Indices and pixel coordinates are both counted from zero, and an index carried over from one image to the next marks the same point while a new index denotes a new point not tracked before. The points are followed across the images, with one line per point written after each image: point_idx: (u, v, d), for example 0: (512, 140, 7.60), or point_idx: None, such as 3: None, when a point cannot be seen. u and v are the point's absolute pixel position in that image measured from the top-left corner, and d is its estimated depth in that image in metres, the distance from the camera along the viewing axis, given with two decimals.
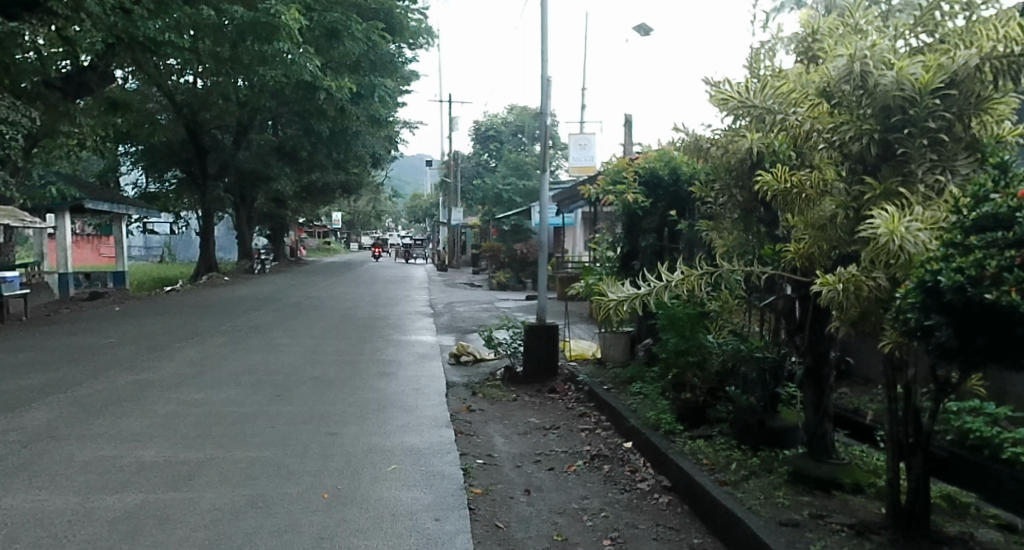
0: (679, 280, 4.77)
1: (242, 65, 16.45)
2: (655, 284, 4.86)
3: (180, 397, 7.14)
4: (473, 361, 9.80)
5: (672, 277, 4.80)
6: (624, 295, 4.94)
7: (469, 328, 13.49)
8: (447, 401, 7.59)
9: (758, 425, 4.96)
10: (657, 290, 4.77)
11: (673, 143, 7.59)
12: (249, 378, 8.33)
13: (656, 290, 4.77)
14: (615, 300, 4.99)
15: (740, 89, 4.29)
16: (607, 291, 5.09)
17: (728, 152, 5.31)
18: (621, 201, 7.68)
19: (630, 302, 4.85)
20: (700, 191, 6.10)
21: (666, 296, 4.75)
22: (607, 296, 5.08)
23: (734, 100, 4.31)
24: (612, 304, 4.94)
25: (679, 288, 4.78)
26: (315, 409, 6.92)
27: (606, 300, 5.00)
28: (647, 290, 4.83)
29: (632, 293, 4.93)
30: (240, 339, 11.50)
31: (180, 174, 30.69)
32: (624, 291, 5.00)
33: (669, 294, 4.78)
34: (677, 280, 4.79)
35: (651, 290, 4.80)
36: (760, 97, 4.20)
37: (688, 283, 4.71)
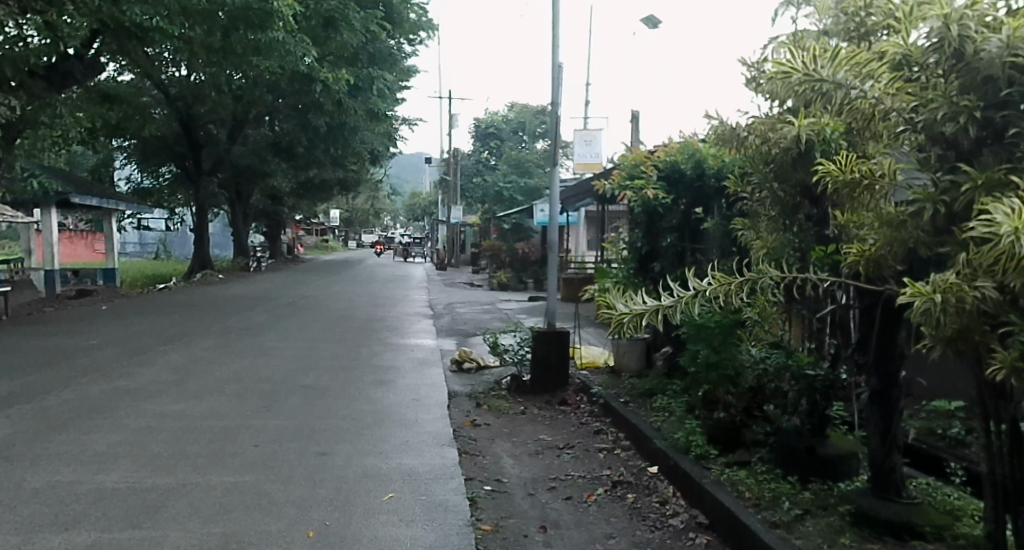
0: (711, 286, 3.91)
1: (235, 55, 15.83)
2: (678, 295, 4.01)
3: (156, 409, 6.49)
4: (476, 368, 9.19)
5: (699, 284, 3.97)
6: (638, 308, 4.09)
7: (471, 331, 12.89)
8: (450, 414, 6.96)
9: (807, 454, 4.34)
10: (689, 296, 3.90)
11: (697, 135, 6.99)
12: (236, 386, 7.71)
13: (682, 301, 3.94)
14: (628, 314, 4.15)
15: (804, 59, 3.57)
16: (616, 302, 4.27)
17: (769, 140, 4.67)
18: (638, 196, 7.05)
19: (645, 317, 3.99)
20: (734, 184, 5.46)
21: (693, 308, 3.90)
22: (617, 308, 4.26)
23: (797, 73, 3.57)
24: (625, 320, 4.06)
25: (712, 293, 3.92)
26: (305, 424, 6.29)
27: (617, 313, 4.16)
28: (669, 301, 3.98)
29: (651, 303, 4.07)
30: (229, 342, 10.84)
31: (174, 169, 30.02)
32: (638, 304, 4.17)
33: (697, 306, 3.94)
34: (705, 285, 3.95)
35: (677, 300, 3.94)
36: (829, 69, 3.48)
37: (726, 287, 3.85)
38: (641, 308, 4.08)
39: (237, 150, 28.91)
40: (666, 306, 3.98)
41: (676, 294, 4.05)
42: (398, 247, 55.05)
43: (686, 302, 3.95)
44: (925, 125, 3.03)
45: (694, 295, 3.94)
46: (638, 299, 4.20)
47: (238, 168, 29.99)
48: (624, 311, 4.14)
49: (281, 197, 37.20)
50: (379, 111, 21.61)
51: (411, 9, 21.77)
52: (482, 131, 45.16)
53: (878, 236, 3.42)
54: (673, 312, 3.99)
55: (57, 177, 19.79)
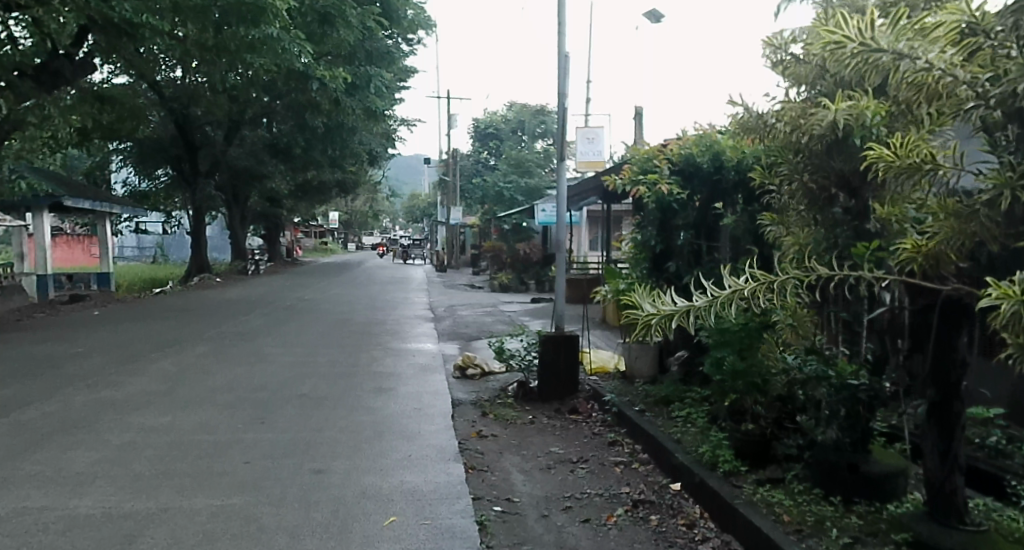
0: (755, 280, 3.38)
1: (227, 52, 15.41)
2: (712, 295, 3.52)
3: (141, 423, 6.08)
4: (481, 375, 8.76)
5: (736, 281, 3.45)
6: (667, 309, 3.65)
7: (475, 334, 12.54)
8: (455, 424, 6.58)
9: (848, 471, 3.95)
10: (729, 294, 3.40)
11: (714, 127, 6.59)
12: (227, 396, 7.29)
13: (718, 302, 3.46)
14: (656, 315, 3.68)
15: (858, 24, 2.99)
16: (642, 302, 3.81)
17: (802, 126, 4.26)
18: (653, 193, 6.65)
19: (674, 319, 3.54)
20: (760, 174, 5.04)
21: (737, 307, 3.39)
22: (642, 308, 3.81)
23: (850, 43, 3.00)
24: (653, 323, 3.60)
25: (754, 288, 3.39)
26: (301, 438, 5.89)
27: (644, 315, 3.70)
28: (703, 301, 3.50)
29: (682, 304, 3.61)
30: (223, 349, 10.41)
31: (170, 171, 29.64)
32: (667, 304, 3.71)
33: (735, 308, 3.46)
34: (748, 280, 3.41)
35: (711, 300, 3.47)
36: (888, 37, 2.91)
37: (769, 281, 3.35)
38: (670, 309, 3.61)
39: (234, 152, 28.55)
40: (699, 308, 3.52)
41: (709, 293, 3.57)
42: (398, 249, 54.72)
43: (723, 302, 3.46)
44: (1002, 101, 2.55)
45: (731, 295, 3.45)
46: (668, 299, 3.74)
47: (235, 169, 29.59)
48: (651, 312, 3.68)
49: (279, 199, 36.84)
50: (377, 110, 21.23)
51: (409, 7, 21.39)
52: (481, 131, 44.76)
53: (936, 229, 3.03)
54: (707, 314, 3.52)
55: (47, 178, 19.30)
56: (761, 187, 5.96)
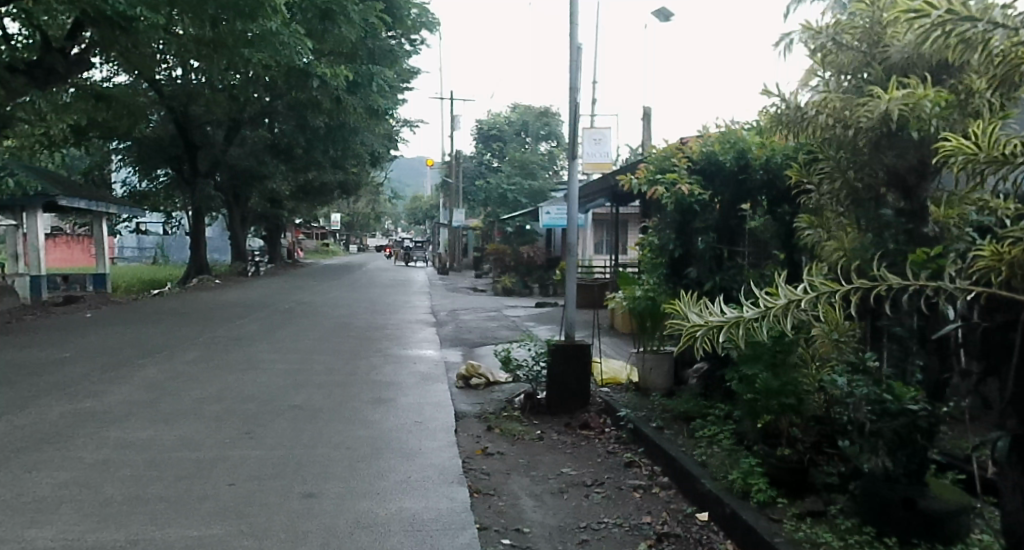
0: (819, 283, 2.90)
1: (225, 48, 14.98)
2: (765, 305, 3.08)
3: (120, 437, 5.65)
4: (485, 385, 8.31)
5: (794, 289, 3.00)
6: (716, 319, 3.21)
7: (478, 340, 12.08)
8: (458, 440, 6.14)
9: (902, 507, 3.46)
10: (787, 302, 2.96)
11: (738, 124, 6.13)
12: (215, 407, 6.85)
13: (771, 313, 3.00)
14: (703, 326, 3.27)
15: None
16: (689, 311, 3.41)
17: (851, 117, 3.84)
18: (671, 193, 6.22)
19: (723, 331, 3.12)
20: (795, 173, 4.60)
21: (800, 318, 2.94)
22: (689, 317, 3.41)
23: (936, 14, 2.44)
24: (699, 335, 3.19)
25: (818, 296, 2.92)
26: (292, 456, 5.44)
27: (688, 326, 3.30)
28: (755, 312, 3.07)
29: (731, 314, 3.18)
30: (215, 355, 9.96)
31: (169, 171, 29.22)
32: (715, 314, 3.31)
33: (791, 320, 3.02)
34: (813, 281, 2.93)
35: (764, 310, 3.03)
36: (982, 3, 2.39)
37: (834, 289, 2.89)
38: (716, 319, 3.19)
39: (234, 152, 28.13)
40: (750, 319, 3.08)
41: (761, 302, 3.14)
42: (401, 250, 54.18)
43: (779, 312, 3.02)
44: None
45: (787, 305, 3.01)
46: (716, 308, 3.32)
47: (235, 169, 29.19)
48: (698, 322, 3.27)
49: (281, 200, 36.40)
50: (379, 109, 20.75)
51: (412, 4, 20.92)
52: (485, 133, 44.28)
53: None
54: (758, 326, 3.08)
55: (43, 176, 18.91)
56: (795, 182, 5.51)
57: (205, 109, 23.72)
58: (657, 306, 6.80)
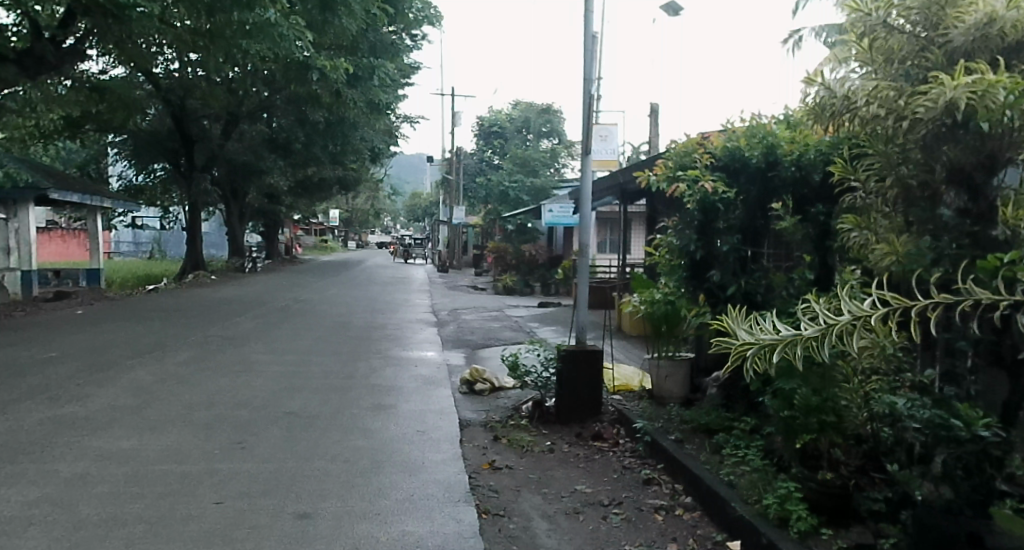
0: (891, 296, 2.79)
1: (222, 38, 14.60)
2: (825, 323, 3.01)
3: (101, 447, 5.26)
4: (490, 390, 7.92)
5: (860, 305, 2.92)
6: (768, 338, 3.17)
7: (481, 342, 11.68)
8: (464, 452, 5.77)
9: (968, 545, 3.00)
10: (847, 321, 2.88)
11: (766, 117, 5.76)
12: (205, 414, 6.46)
13: (833, 332, 2.94)
14: (754, 344, 3.23)
15: None
16: (738, 329, 3.39)
17: (907, 107, 3.46)
18: (693, 192, 5.85)
19: (777, 350, 3.08)
20: (839, 170, 4.19)
21: (863, 337, 2.86)
22: (738, 336, 3.38)
23: None
24: (752, 353, 3.16)
25: (888, 310, 2.83)
26: (285, 470, 5.05)
27: (739, 344, 3.28)
28: (814, 330, 3.00)
29: (787, 333, 3.13)
30: (208, 356, 9.56)
31: (166, 166, 28.78)
32: (766, 332, 3.27)
33: (856, 338, 2.95)
34: (883, 293, 2.82)
35: (826, 328, 2.97)
36: None
37: (907, 304, 2.80)
38: (770, 338, 3.15)
39: (232, 147, 27.69)
40: (810, 338, 3.02)
41: (821, 319, 3.08)
42: (400, 247, 53.68)
43: (842, 329, 2.95)
44: None
45: (851, 322, 2.93)
46: (768, 327, 3.30)
47: (233, 164, 28.74)
48: (748, 341, 3.25)
49: (279, 195, 35.93)
50: (380, 103, 20.28)
51: None
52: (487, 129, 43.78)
53: None
54: (819, 346, 3.02)
55: (35, 169, 18.46)
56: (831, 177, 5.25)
57: (202, 102, 23.26)
58: (676, 310, 6.51)
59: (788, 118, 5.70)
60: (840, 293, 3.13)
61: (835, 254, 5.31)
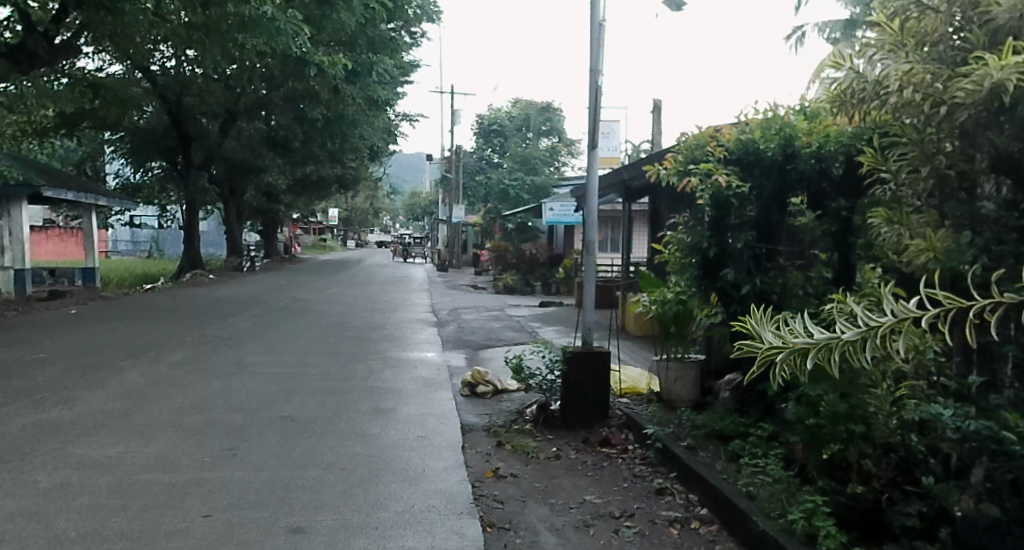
0: (942, 297, 2.54)
1: (218, 33, 14.32)
2: (865, 325, 2.76)
3: (85, 455, 5.00)
4: (493, 393, 7.67)
5: (906, 306, 2.68)
6: (799, 341, 2.92)
7: (482, 342, 11.41)
8: (467, 459, 5.52)
9: None
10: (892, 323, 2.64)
11: (782, 107, 5.50)
12: (196, 419, 6.20)
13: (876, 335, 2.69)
14: (783, 348, 2.98)
15: None
16: (763, 332, 3.13)
17: (947, 92, 3.19)
18: (706, 186, 5.57)
19: (813, 354, 2.83)
20: (869, 160, 3.91)
21: (908, 341, 2.61)
22: (764, 339, 3.12)
23: None
24: (782, 358, 2.90)
25: (939, 312, 2.57)
26: (279, 479, 4.80)
27: (766, 348, 3.02)
28: (853, 333, 2.76)
29: (822, 336, 2.88)
30: (202, 358, 9.29)
31: (163, 164, 28.49)
32: (796, 335, 3.01)
33: (901, 343, 2.69)
34: (933, 293, 2.55)
35: (867, 331, 2.72)
36: None
37: (964, 306, 2.53)
38: (802, 342, 2.89)
39: (230, 144, 27.41)
40: (849, 341, 2.77)
41: (862, 321, 2.82)
42: (399, 246, 53.37)
43: (885, 331, 2.71)
44: None
45: (896, 325, 2.67)
46: (797, 329, 3.04)
47: (231, 163, 28.43)
48: (776, 344, 3.00)
49: (277, 193, 35.62)
50: (379, 99, 20.01)
51: None
52: (486, 128, 43.50)
53: None
54: (858, 351, 2.77)
55: (29, 166, 18.18)
56: (853, 168, 5.01)
57: (199, 98, 22.97)
58: (688, 310, 6.26)
59: (806, 108, 5.43)
60: (880, 291, 2.87)
61: (856, 252, 5.14)
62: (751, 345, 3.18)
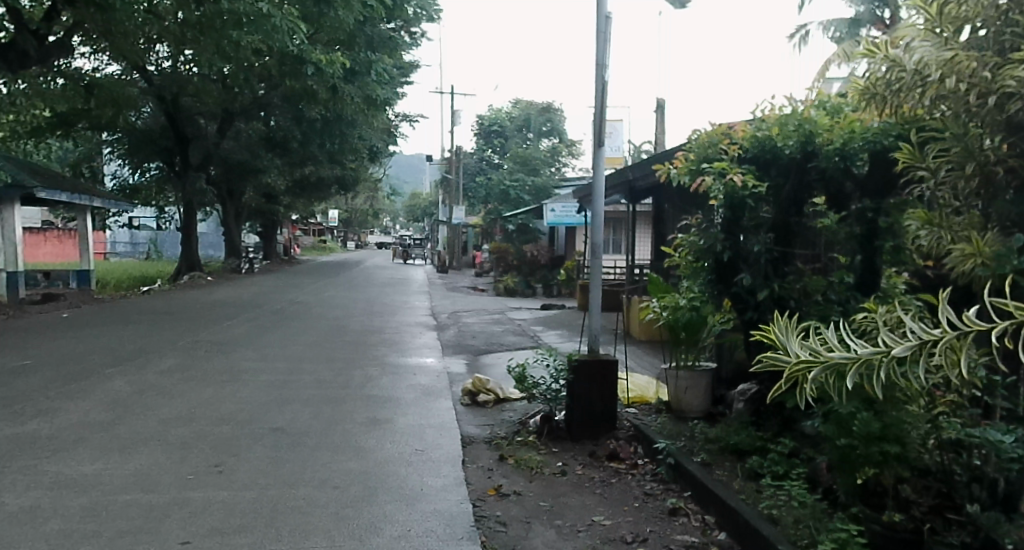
0: (1013, 307, 2.16)
1: (213, 30, 14.01)
2: (917, 338, 2.39)
3: (59, 474, 4.69)
4: (495, 402, 7.36)
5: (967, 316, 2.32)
6: (835, 356, 2.56)
7: (483, 347, 11.10)
8: (468, 475, 5.21)
9: None
10: (952, 335, 2.28)
11: (801, 102, 5.20)
12: (182, 431, 5.89)
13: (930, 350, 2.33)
14: (816, 364, 2.62)
15: None
16: (790, 345, 2.79)
17: (1002, 80, 2.91)
18: (720, 185, 5.22)
19: (852, 371, 2.48)
20: (904, 157, 3.60)
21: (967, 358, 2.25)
22: (792, 352, 2.77)
23: None
24: (815, 375, 2.56)
25: (1010, 325, 2.19)
26: (267, 499, 4.49)
27: (795, 363, 2.67)
28: (903, 347, 2.39)
29: (863, 350, 2.52)
30: (194, 364, 9.01)
31: (160, 165, 28.18)
32: (831, 348, 2.66)
33: (960, 359, 2.32)
34: (1001, 304, 2.18)
35: (920, 344, 2.35)
36: None
37: None
38: (839, 356, 2.54)
39: (227, 145, 27.10)
40: (896, 356, 2.41)
41: (912, 333, 2.45)
42: (399, 247, 53.01)
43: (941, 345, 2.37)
44: None
45: (954, 338, 2.31)
46: (831, 340, 2.69)
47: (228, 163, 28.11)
48: (807, 359, 2.65)
49: (276, 194, 35.30)
50: (378, 98, 19.70)
51: None
52: (487, 128, 43.09)
53: None
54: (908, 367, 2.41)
55: (22, 167, 17.89)
56: (880, 166, 4.70)
57: (196, 99, 22.64)
58: (701, 317, 5.96)
59: (826, 104, 5.15)
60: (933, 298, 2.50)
61: (882, 256, 4.84)
62: (777, 358, 2.83)
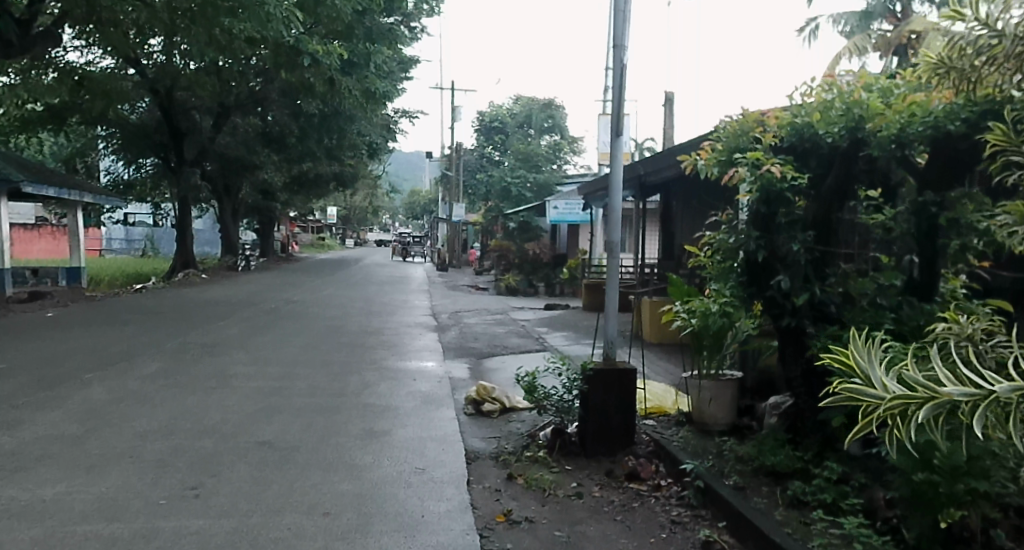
0: None
1: (205, 18, 13.48)
2: None
3: (11, 500, 4.14)
4: (500, 412, 6.83)
5: None
6: (954, 388, 2.00)
7: (485, 350, 10.58)
8: (474, 498, 4.68)
9: None
10: None
11: (845, 84, 4.67)
12: (159, 447, 5.35)
13: None
14: (923, 399, 2.06)
15: None
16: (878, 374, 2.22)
17: None
18: (755, 178, 4.63)
19: (978, 409, 1.93)
20: (995, 139, 3.03)
21: None
22: (880, 384, 2.21)
23: None
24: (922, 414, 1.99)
25: None
26: (247, 528, 3.96)
27: (892, 398, 2.11)
28: None
29: (991, 384, 1.97)
30: (181, 368, 8.47)
31: (155, 160, 27.55)
32: (939, 378, 2.10)
33: None
34: None
35: None
36: None
37: None
38: (957, 391, 1.98)
39: (223, 140, 26.53)
40: None
41: None
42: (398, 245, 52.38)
43: None
44: None
45: None
46: (936, 370, 2.13)
47: (224, 159, 27.53)
48: (910, 393, 2.08)
49: (273, 192, 34.72)
50: (377, 92, 19.15)
51: None
52: (487, 126, 42.18)
53: None
54: None
55: (9, 161, 17.33)
56: (941, 155, 4.17)
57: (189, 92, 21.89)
58: (730, 324, 5.43)
59: (874, 87, 4.60)
60: None
61: (945, 257, 4.31)
62: (857, 391, 2.26)
